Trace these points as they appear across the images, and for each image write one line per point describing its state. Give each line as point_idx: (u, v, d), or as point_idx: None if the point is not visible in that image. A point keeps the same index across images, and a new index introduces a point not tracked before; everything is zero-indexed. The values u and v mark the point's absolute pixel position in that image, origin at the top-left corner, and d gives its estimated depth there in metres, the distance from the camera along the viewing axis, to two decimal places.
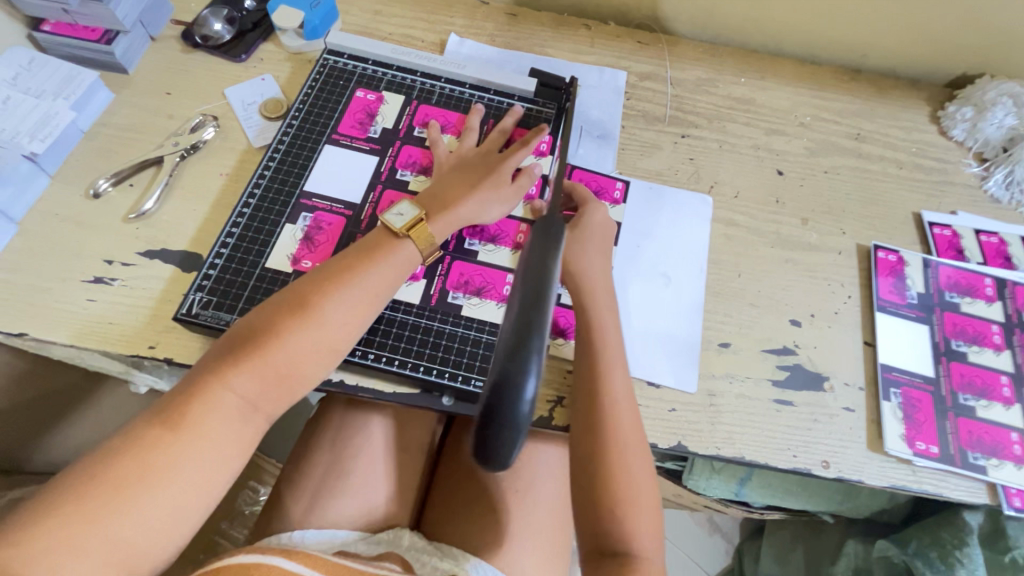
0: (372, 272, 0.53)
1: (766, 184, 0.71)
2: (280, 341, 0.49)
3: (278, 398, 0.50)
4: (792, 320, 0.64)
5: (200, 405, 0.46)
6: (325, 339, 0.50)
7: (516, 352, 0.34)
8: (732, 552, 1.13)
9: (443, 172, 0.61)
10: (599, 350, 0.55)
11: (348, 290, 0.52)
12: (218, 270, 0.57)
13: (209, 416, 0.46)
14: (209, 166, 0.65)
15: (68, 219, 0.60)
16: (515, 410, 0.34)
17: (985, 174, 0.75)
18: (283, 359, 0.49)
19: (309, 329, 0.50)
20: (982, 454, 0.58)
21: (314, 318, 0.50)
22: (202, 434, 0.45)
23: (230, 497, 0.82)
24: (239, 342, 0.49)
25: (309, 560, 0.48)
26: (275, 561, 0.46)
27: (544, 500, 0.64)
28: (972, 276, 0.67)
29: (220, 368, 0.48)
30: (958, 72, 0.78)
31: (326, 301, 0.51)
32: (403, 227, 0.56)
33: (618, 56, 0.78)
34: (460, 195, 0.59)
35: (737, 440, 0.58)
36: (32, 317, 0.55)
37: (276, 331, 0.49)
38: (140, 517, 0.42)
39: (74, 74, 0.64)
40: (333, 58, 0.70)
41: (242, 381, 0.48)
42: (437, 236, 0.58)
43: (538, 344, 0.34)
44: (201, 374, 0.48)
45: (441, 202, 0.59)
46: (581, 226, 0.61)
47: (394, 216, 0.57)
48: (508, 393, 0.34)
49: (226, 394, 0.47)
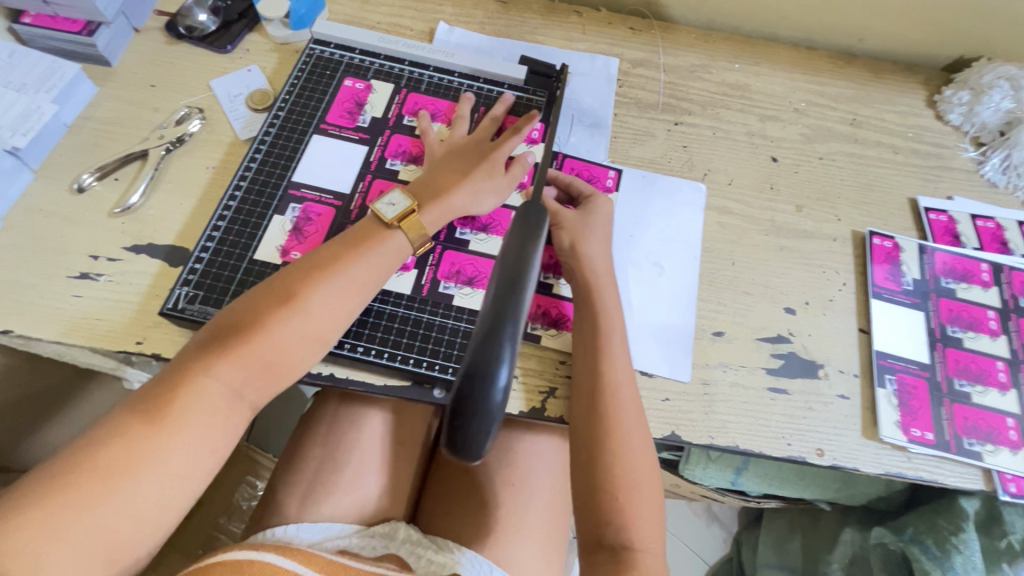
0: (359, 262, 0.53)
1: (761, 171, 0.71)
2: (266, 332, 0.48)
3: (265, 387, 0.49)
4: (787, 309, 0.63)
5: (185, 396, 0.45)
6: (310, 331, 0.50)
7: (487, 339, 0.34)
8: (730, 541, 1.13)
9: (435, 162, 0.60)
10: (600, 342, 0.54)
11: (334, 280, 0.51)
12: (204, 264, 0.56)
13: (195, 407, 0.46)
14: (195, 159, 0.64)
15: (53, 215, 0.59)
16: (487, 399, 0.33)
17: (982, 158, 0.74)
18: (268, 350, 0.48)
19: (295, 319, 0.49)
20: (977, 440, 0.58)
21: (300, 309, 0.49)
22: (187, 425, 0.45)
23: (229, 493, 0.81)
24: (224, 331, 0.48)
25: (303, 558, 0.47)
26: (268, 559, 0.45)
27: (541, 493, 0.63)
28: (968, 262, 0.66)
29: (206, 358, 0.47)
30: (955, 55, 0.77)
31: (313, 291, 0.50)
32: (395, 219, 0.55)
33: (609, 43, 0.77)
34: (450, 184, 0.58)
35: (731, 429, 0.57)
36: (17, 313, 0.54)
37: (262, 321, 0.49)
38: (124, 508, 0.42)
39: (55, 67, 0.63)
40: (319, 47, 0.69)
41: (227, 371, 0.47)
42: (429, 226, 0.57)
43: (511, 334, 0.34)
44: (185, 364, 0.47)
45: (434, 192, 0.58)
46: (584, 217, 0.60)
47: (386, 206, 0.56)
48: (481, 380, 0.33)
49: (211, 383, 0.46)
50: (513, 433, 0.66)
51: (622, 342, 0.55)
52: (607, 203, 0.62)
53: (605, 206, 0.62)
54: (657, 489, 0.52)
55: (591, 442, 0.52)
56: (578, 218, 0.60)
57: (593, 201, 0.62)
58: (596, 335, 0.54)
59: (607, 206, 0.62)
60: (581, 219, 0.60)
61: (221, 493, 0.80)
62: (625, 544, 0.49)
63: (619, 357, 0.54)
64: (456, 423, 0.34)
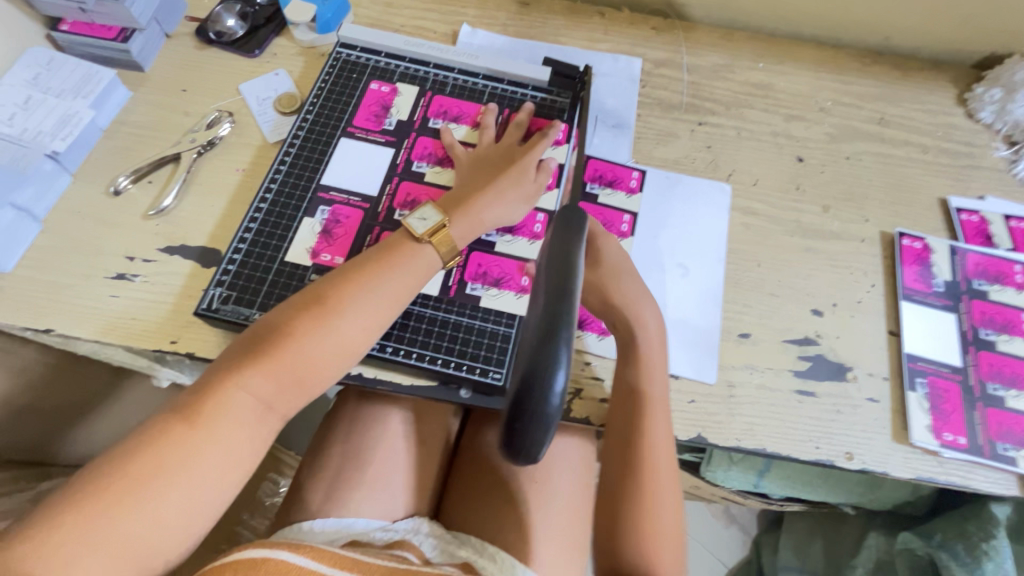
0: (390, 274, 0.53)
1: (786, 171, 0.70)
2: (300, 343, 0.49)
3: (295, 398, 0.50)
4: (814, 310, 0.63)
5: (218, 405, 0.46)
6: (342, 343, 0.51)
7: (545, 345, 0.35)
8: (750, 544, 1.12)
9: (464, 174, 0.61)
10: (637, 359, 0.54)
11: (367, 292, 0.52)
12: (236, 265, 0.57)
13: (225, 418, 0.46)
14: (225, 162, 0.65)
15: (90, 217, 0.60)
16: (546, 402, 0.35)
17: (1015, 157, 0.72)
18: (301, 361, 0.49)
19: (328, 331, 0.50)
20: (1012, 445, 0.57)
21: (335, 320, 0.50)
22: (216, 435, 0.46)
23: (251, 489, 0.82)
24: (260, 340, 0.49)
25: (317, 553, 0.47)
26: (282, 557, 0.45)
27: (564, 492, 0.64)
28: (1001, 263, 0.65)
29: (239, 368, 0.48)
30: (986, 52, 0.76)
31: (346, 302, 0.51)
32: (425, 233, 0.56)
33: (633, 43, 0.77)
34: (483, 194, 0.59)
35: (757, 431, 0.57)
36: (56, 313, 0.56)
37: (295, 331, 0.50)
38: (152, 516, 0.42)
39: (92, 73, 0.64)
40: (345, 51, 0.70)
41: (259, 381, 0.48)
42: (460, 240, 0.57)
43: (567, 339, 0.35)
44: (218, 373, 0.48)
45: (463, 203, 0.58)
46: (601, 262, 0.57)
47: (416, 220, 0.56)
48: (538, 384, 0.35)
49: (240, 394, 0.47)
50: None
51: (661, 360, 0.55)
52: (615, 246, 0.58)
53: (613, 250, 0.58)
54: (676, 498, 0.54)
55: (622, 453, 0.54)
56: (593, 267, 0.57)
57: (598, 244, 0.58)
58: (629, 358, 0.55)
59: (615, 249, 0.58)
60: (597, 271, 0.57)
61: (244, 490, 0.81)
62: (644, 550, 0.51)
63: (648, 358, 0.55)
64: (515, 428, 0.35)
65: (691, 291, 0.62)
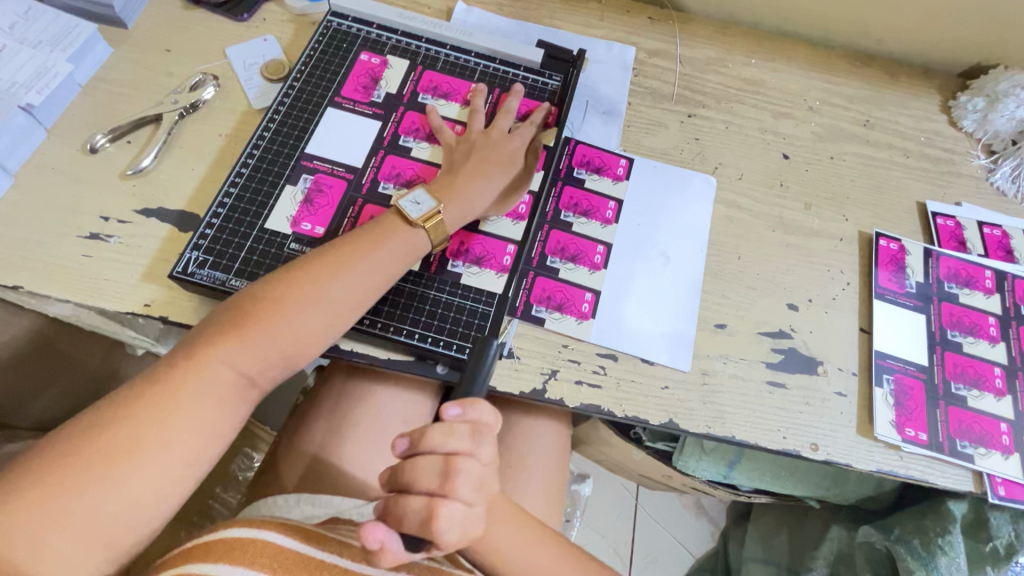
0: (373, 256, 0.53)
1: (771, 167, 0.71)
2: (282, 319, 0.49)
3: (275, 372, 0.50)
4: (789, 305, 0.64)
5: (194, 379, 0.46)
6: (327, 319, 0.51)
7: None
8: (717, 535, 1.14)
9: (455, 159, 0.60)
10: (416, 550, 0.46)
11: (351, 273, 0.52)
12: (214, 229, 0.56)
13: (202, 393, 0.46)
14: (207, 126, 0.64)
15: (65, 174, 0.59)
16: None
17: (993, 167, 0.74)
18: (287, 336, 0.49)
19: (312, 307, 0.50)
20: (970, 443, 0.59)
21: (317, 298, 0.50)
22: (192, 411, 0.45)
23: (223, 460, 0.78)
24: (240, 314, 0.49)
25: (307, 537, 0.47)
26: (270, 538, 0.46)
27: (541, 473, 0.65)
28: (972, 268, 0.67)
29: (219, 341, 0.47)
30: (971, 61, 0.77)
31: (330, 280, 0.51)
32: (420, 218, 0.55)
33: (627, 31, 0.77)
34: (474, 181, 0.59)
35: (728, 419, 0.58)
36: (26, 270, 0.54)
37: (275, 307, 0.49)
38: (125, 493, 0.42)
39: (72, 26, 0.63)
40: (336, 20, 0.68)
41: (237, 355, 0.48)
42: (450, 226, 0.57)
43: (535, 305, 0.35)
44: (197, 345, 0.47)
45: (453, 187, 0.58)
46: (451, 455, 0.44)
47: (409, 203, 0.56)
48: None
49: (219, 368, 0.47)
50: (512, 414, 0.67)
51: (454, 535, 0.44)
52: (440, 457, 0.44)
53: (427, 472, 0.44)
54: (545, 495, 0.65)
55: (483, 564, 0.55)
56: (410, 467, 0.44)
57: (421, 442, 0.44)
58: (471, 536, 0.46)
59: (433, 473, 0.44)
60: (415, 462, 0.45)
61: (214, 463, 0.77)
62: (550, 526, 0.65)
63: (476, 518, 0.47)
64: None
65: (672, 280, 0.63)
